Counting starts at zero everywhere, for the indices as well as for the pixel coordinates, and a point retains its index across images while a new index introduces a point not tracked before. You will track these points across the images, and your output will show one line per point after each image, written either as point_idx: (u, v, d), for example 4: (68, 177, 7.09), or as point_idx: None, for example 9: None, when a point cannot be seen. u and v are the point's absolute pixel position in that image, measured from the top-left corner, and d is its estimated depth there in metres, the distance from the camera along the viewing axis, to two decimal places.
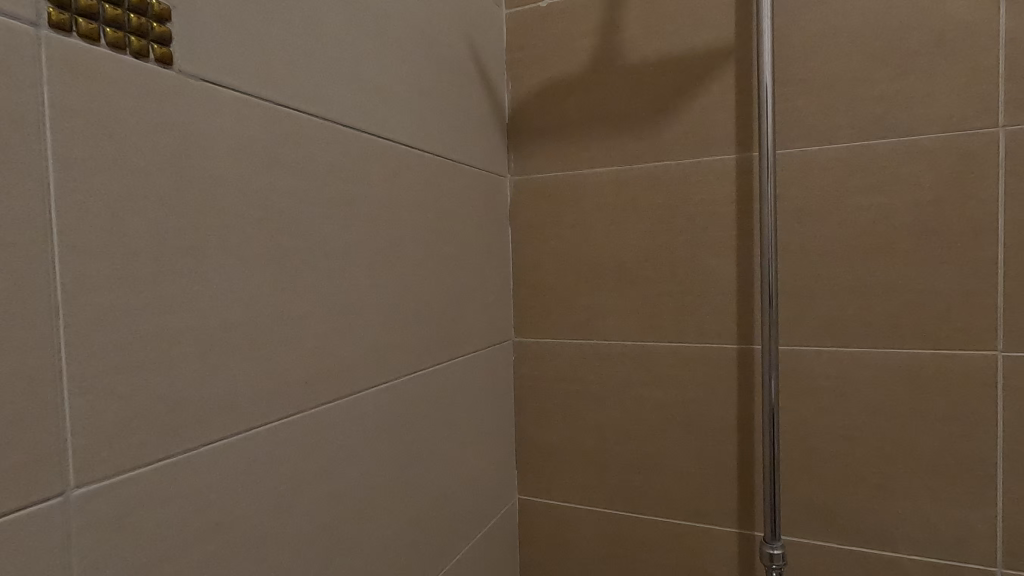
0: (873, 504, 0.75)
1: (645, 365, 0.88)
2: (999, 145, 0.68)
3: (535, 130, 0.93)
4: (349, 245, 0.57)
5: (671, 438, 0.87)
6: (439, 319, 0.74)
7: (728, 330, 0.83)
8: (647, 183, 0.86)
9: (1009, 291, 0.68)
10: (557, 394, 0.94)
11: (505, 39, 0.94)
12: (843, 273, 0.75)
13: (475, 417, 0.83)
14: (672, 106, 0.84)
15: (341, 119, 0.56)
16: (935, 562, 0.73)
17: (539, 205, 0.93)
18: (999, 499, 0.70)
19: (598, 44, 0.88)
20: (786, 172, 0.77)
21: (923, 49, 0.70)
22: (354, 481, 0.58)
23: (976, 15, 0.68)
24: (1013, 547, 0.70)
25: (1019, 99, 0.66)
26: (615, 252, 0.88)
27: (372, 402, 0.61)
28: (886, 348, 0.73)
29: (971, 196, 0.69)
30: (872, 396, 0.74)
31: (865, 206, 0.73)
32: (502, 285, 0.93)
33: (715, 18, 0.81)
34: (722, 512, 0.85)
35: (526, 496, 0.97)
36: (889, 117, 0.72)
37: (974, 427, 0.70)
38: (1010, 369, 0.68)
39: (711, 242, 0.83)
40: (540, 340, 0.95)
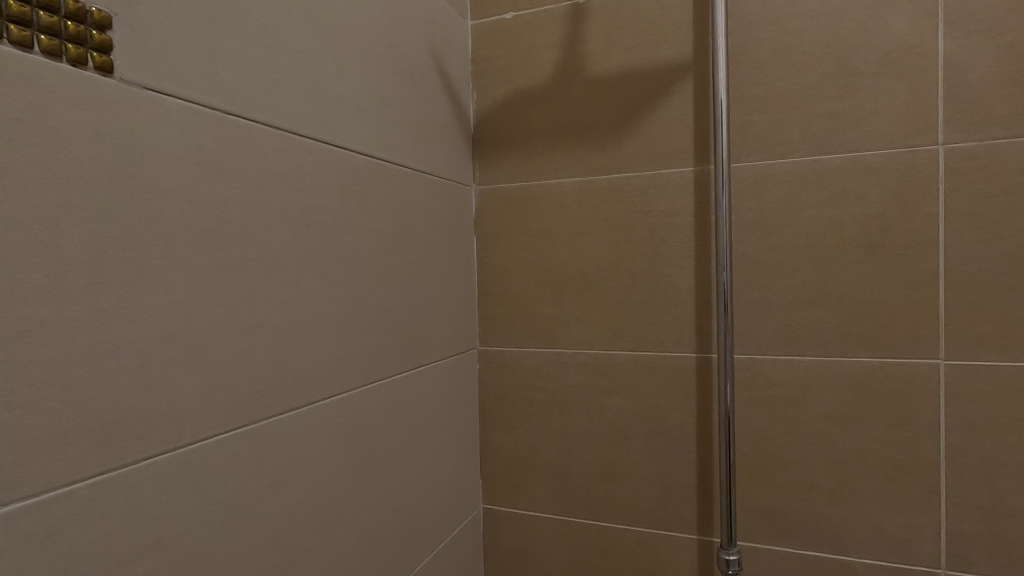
0: (826, 509, 0.77)
1: (607, 374, 0.89)
2: (939, 162, 0.70)
3: (499, 140, 0.94)
4: (303, 255, 0.57)
5: (632, 445, 0.88)
6: (399, 328, 0.74)
7: (687, 339, 0.84)
8: (609, 194, 0.87)
9: (950, 302, 0.71)
10: (521, 402, 0.94)
11: (471, 50, 0.95)
12: (796, 283, 0.77)
13: (437, 427, 0.83)
14: (633, 119, 0.86)
15: (296, 128, 0.56)
16: (884, 565, 0.75)
17: (504, 214, 0.94)
18: (943, 503, 0.72)
19: (561, 57, 0.89)
20: (742, 185, 0.79)
21: (869, 68, 0.73)
22: (307, 494, 0.58)
23: (918, 37, 0.71)
24: (956, 549, 0.72)
25: (957, 119, 0.70)
26: (579, 262, 0.89)
27: (327, 413, 0.61)
28: (837, 356, 0.76)
29: (914, 210, 0.72)
30: (824, 403, 0.76)
31: (816, 219, 0.76)
32: (467, 295, 0.93)
33: (674, 34, 0.83)
34: (682, 518, 0.86)
35: (490, 505, 0.97)
36: (838, 133, 0.74)
37: (920, 433, 0.73)
38: (952, 377, 0.71)
39: (670, 252, 0.84)
40: (504, 349, 0.95)
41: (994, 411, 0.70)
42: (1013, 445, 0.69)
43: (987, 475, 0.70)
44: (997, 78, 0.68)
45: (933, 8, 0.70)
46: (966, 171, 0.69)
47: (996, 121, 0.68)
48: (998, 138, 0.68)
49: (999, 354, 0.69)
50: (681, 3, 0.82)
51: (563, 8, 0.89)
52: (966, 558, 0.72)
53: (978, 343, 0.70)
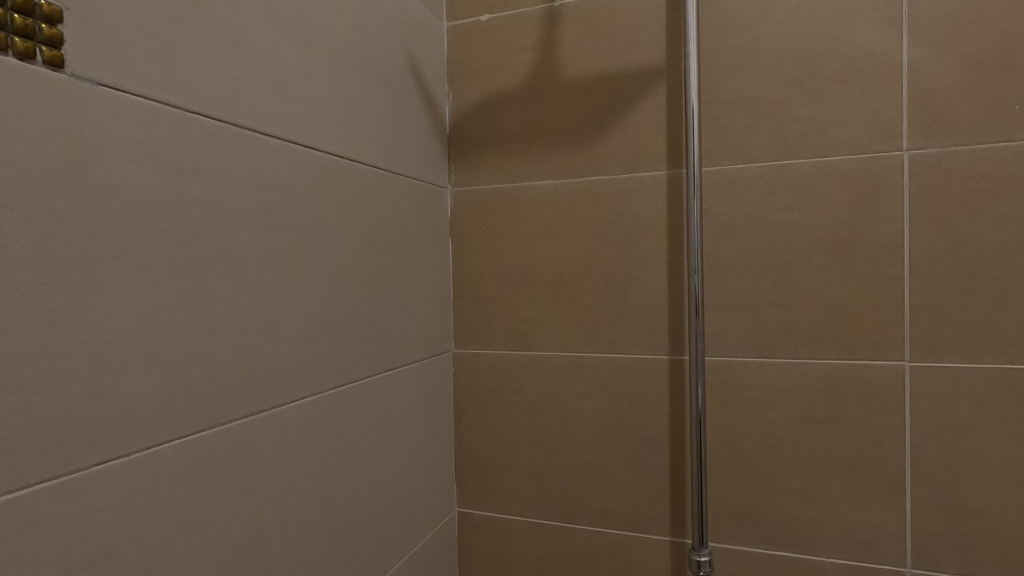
0: (795, 510, 0.78)
1: (581, 376, 0.89)
2: (904, 167, 0.72)
3: (474, 142, 0.94)
4: (269, 256, 0.56)
5: (605, 448, 0.88)
6: (369, 331, 0.73)
7: (659, 341, 0.85)
8: (583, 197, 0.88)
9: (914, 305, 0.72)
10: (496, 405, 0.94)
11: (446, 51, 0.94)
12: (766, 286, 0.78)
13: (409, 431, 0.82)
14: (607, 123, 0.86)
15: (261, 127, 0.55)
16: (852, 565, 0.76)
17: (479, 217, 0.94)
18: (908, 502, 0.74)
19: (536, 60, 0.89)
20: (713, 189, 0.80)
21: (836, 75, 0.74)
22: (272, 499, 0.57)
23: (883, 45, 0.72)
24: (921, 548, 0.73)
25: (920, 126, 0.71)
26: (553, 265, 0.89)
27: (294, 417, 0.60)
28: (805, 359, 0.77)
29: (880, 215, 0.73)
30: (793, 405, 0.77)
31: (785, 223, 0.77)
32: (441, 297, 0.93)
33: (647, 39, 0.83)
34: (655, 520, 0.86)
35: (464, 509, 0.97)
36: (806, 138, 0.76)
37: (886, 434, 0.74)
38: (916, 379, 0.72)
39: (643, 255, 0.85)
40: (479, 351, 0.95)
41: (956, 412, 0.71)
42: (974, 445, 0.71)
43: (950, 475, 0.72)
44: (958, 86, 0.69)
45: (897, 17, 0.71)
46: (929, 176, 0.71)
47: (957, 128, 0.70)
48: (959, 144, 0.70)
49: (961, 356, 0.71)
50: (653, 8, 0.83)
51: (538, 11, 0.89)
52: (930, 557, 0.73)
53: (941, 345, 0.71)
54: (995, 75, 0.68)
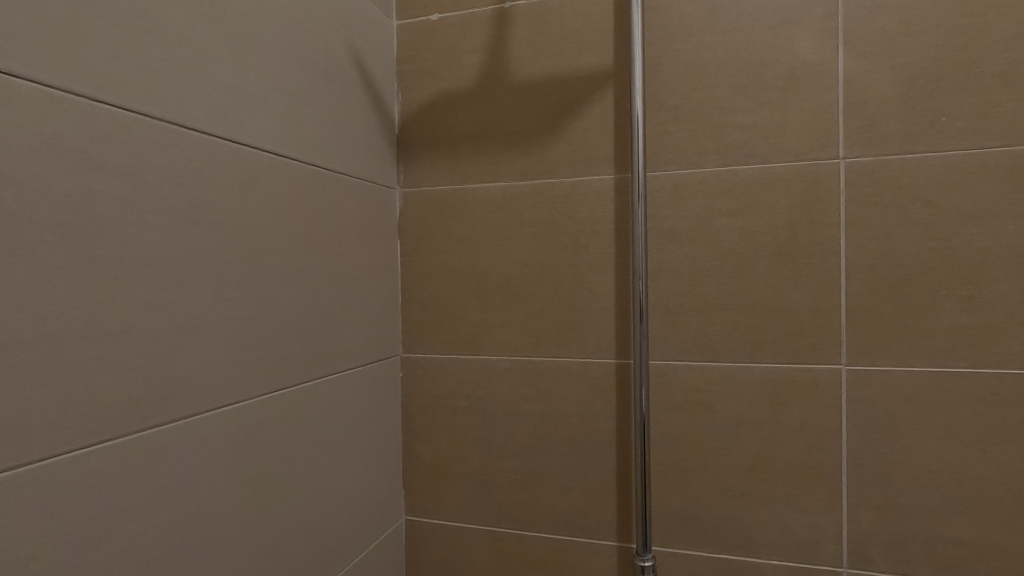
0: (739, 512, 0.79)
1: (530, 381, 0.88)
2: (840, 175, 0.74)
3: (425, 143, 0.92)
4: (191, 256, 0.53)
5: (554, 453, 0.87)
6: (307, 335, 0.70)
7: (607, 345, 0.84)
8: (532, 200, 0.87)
9: (851, 310, 0.74)
10: (444, 411, 0.92)
11: (396, 50, 0.93)
12: (710, 291, 0.79)
13: (352, 438, 0.80)
14: (557, 125, 0.86)
15: (183, 121, 0.53)
16: (792, 566, 0.77)
17: (428, 218, 0.92)
18: (844, 503, 0.75)
19: (486, 61, 0.89)
20: (659, 194, 0.80)
21: (777, 84, 0.75)
22: (193, 511, 0.54)
23: (821, 55, 0.74)
24: (857, 548, 0.75)
25: (856, 135, 0.73)
26: (502, 268, 0.89)
27: (219, 425, 0.57)
28: (748, 362, 0.77)
29: (818, 221, 0.74)
30: (736, 409, 0.78)
31: (728, 228, 0.78)
32: (388, 300, 0.91)
33: (596, 42, 0.84)
34: (603, 526, 0.85)
35: (413, 517, 0.95)
36: (748, 145, 0.77)
37: (824, 436, 0.75)
38: (853, 382, 0.74)
39: (592, 258, 0.85)
40: (428, 356, 0.93)
41: (889, 414, 0.73)
42: (907, 446, 0.73)
43: (884, 476, 0.73)
44: (890, 96, 0.72)
45: (834, 29, 0.73)
46: (864, 184, 0.73)
47: (889, 137, 0.72)
48: (891, 153, 0.72)
49: (894, 359, 0.72)
50: (602, 12, 0.83)
51: (488, 12, 0.88)
52: (865, 557, 0.74)
53: (876, 349, 0.73)
54: (924, 86, 0.70)
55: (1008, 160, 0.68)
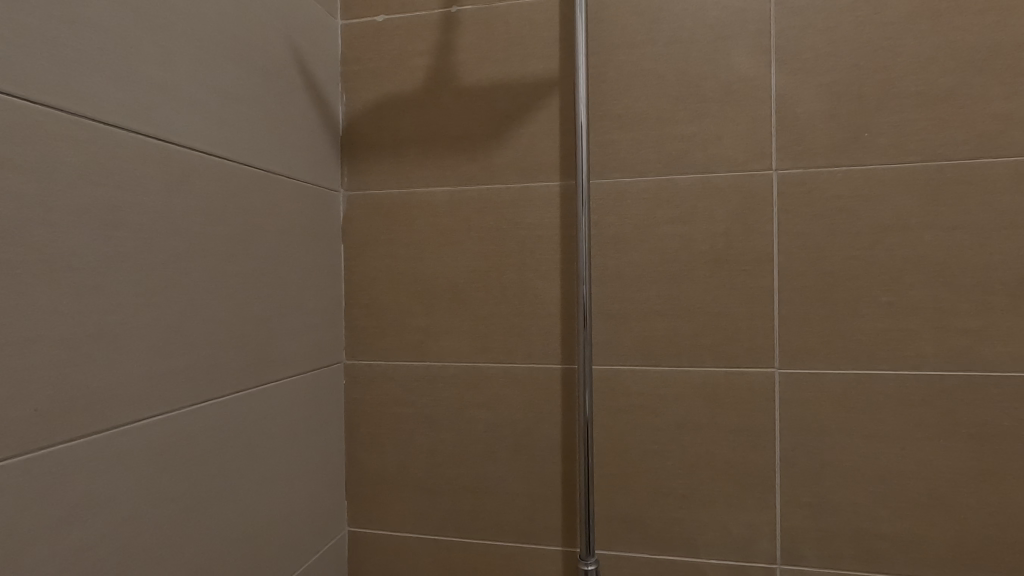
0: (679, 513, 0.80)
1: (476, 387, 0.87)
2: (774, 186, 0.77)
3: (370, 145, 0.91)
4: (108, 259, 0.50)
5: (500, 460, 0.87)
6: (242, 342, 0.67)
7: (553, 351, 0.85)
8: (479, 205, 0.87)
9: (784, 315, 0.77)
10: (389, 419, 0.90)
11: (340, 50, 0.91)
12: (652, 297, 0.80)
13: (291, 449, 0.77)
14: (503, 131, 0.86)
15: (101, 116, 0.50)
16: (730, 565, 0.79)
17: (373, 222, 0.90)
18: (778, 501, 0.78)
19: (433, 65, 0.88)
20: (603, 202, 0.82)
21: (715, 96, 0.78)
22: (110, 530, 0.51)
23: (755, 71, 0.77)
24: (790, 545, 0.77)
25: (788, 148, 0.76)
26: (449, 273, 0.88)
27: (140, 438, 0.54)
28: (688, 366, 0.79)
29: (753, 230, 0.77)
30: (677, 412, 0.80)
31: (669, 235, 0.80)
32: (331, 306, 0.88)
33: (542, 50, 0.84)
34: (549, 531, 0.86)
35: (356, 528, 0.92)
36: (688, 155, 0.79)
37: (759, 437, 0.78)
38: (785, 385, 0.77)
39: (538, 264, 0.85)
40: (373, 363, 0.91)
41: (819, 415, 0.76)
42: (835, 446, 0.76)
43: (814, 474, 0.77)
44: (818, 112, 0.75)
45: (767, 46, 0.76)
46: (794, 195, 0.76)
47: (818, 151, 0.75)
48: (820, 167, 0.75)
49: (823, 363, 0.76)
50: (548, 20, 0.84)
51: (435, 16, 0.88)
52: (797, 553, 0.77)
53: (806, 353, 0.76)
54: (849, 104, 0.74)
55: (924, 175, 0.73)
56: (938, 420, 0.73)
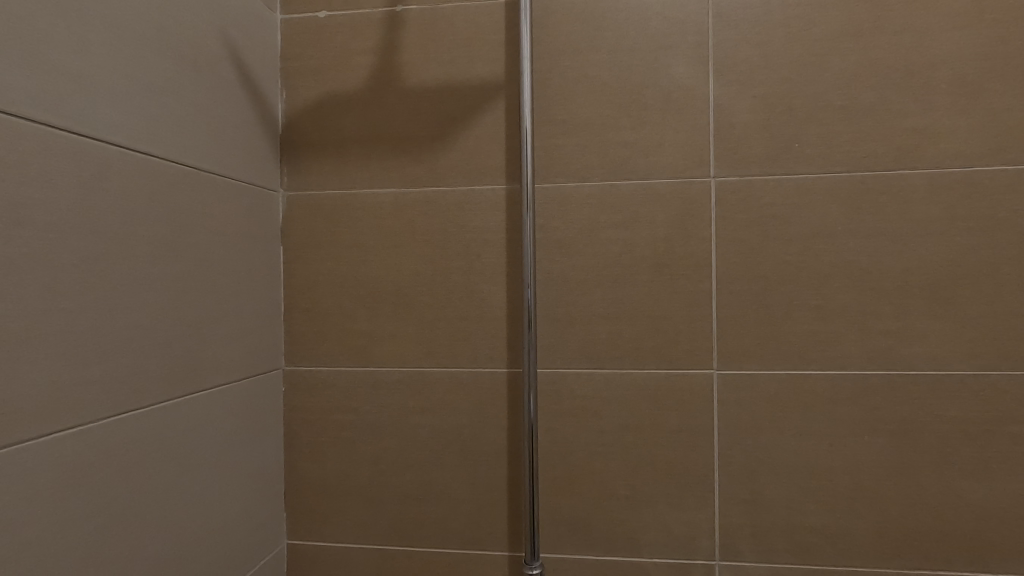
0: (623, 514, 0.81)
1: (421, 393, 0.86)
2: (712, 193, 0.79)
3: (311, 145, 0.88)
4: (11, 261, 0.47)
5: (445, 465, 0.86)
6: (168, 349, 0.64)
7: (499, 355, 0.84)
8: (424, 207, 0.85)
9: (722, 318, 0.79)
10: (330, 427, 0.88)
11: (280, 45, 0.88)
12: (596, 300, 0.81)
13: (223, 460, 0.74)
14: (449, 133, 0.85)
15: (5, 106, 0.46)
16: (671, 563, 0.81)
17: (314, 223, 0.88)
18: (716, 499, 0.80)
19: (377, 64, 0.86)
20: (548, 206, 0.82)
21: (656, 104, 0.80)
22: (12, 554, 0.47)
23: (694, 81, 0.79)
24: (728, 542, 0.80)
25: (725, 156, 0.79)
26: (393, 276, 0.86)
27: (48, 454, 0.50)
28: (631, 369, 0.81)
29: (692, 235, 0.79)
30: (621, 414, 0.81)
31: (613, 240, 0.81)
32: (268, 310, 0.85)
33: (488, 53, 0.84)
34: (495, 536, 0.85)
35: (295, 541, 0.89)
36: (631, 162, 0.80)
37: (698, 437, 0.80)
38: (723, 385, 0.79)
39: (484, 267, 0.84)
40: (313, 369, 0.88)
41: (754, 414, 0.79)
42: (770, 444, 0.79)
43: (750, 471, 0.79)
44: (753, 123, 0.78)
45: (705, 57, 0.79)
46: (731, 202, 0.79)
47: (752, 160, 0.78)
48: (754, 175, 0.78)
49: (757, 364, 0.79)
50: (493, 24, 0.84)
51: (379, 14, 0.86)
52: (734, 548, 0.80)
53: (742, 354, 0.79)
54: (780, 115, 0.78)
55: (848, 185, 0.77)
56: (862, 417, 0.77)
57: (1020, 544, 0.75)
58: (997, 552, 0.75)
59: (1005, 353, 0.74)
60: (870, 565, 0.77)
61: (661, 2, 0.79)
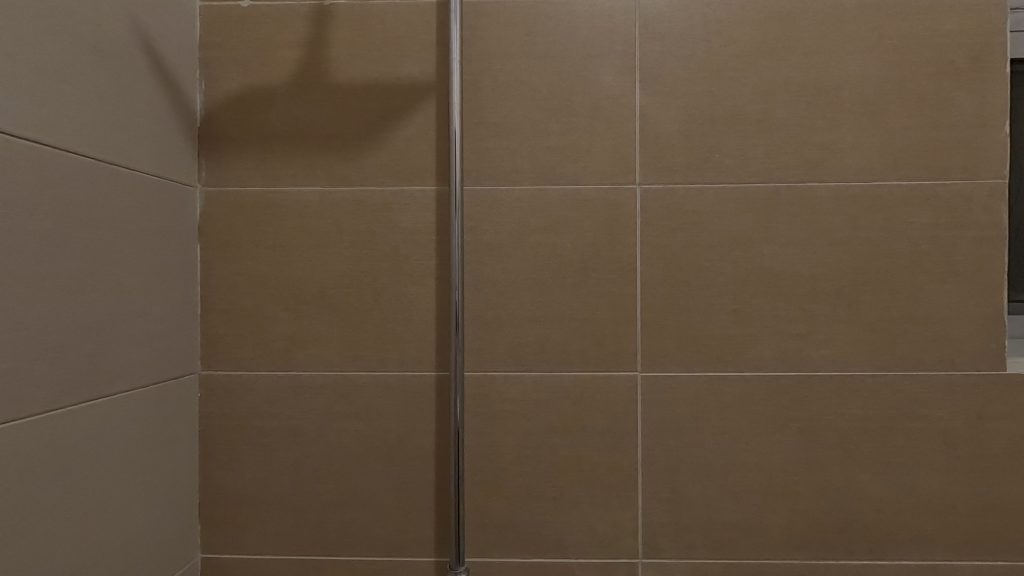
0: (549, 516, 0.82)
1: (346, 397, 0.83)
2: (637, 199, 0.81)
3: (232, 139, 0.84)
4: None
5: (371, 471, 0.84)
6: (59, 354, 0.59)
7: (427, 358, 0.83)
8: (351, 207, 0.83)
9: (646, 322, 0.81)
10: (250, 434, 0.84)
11: (199, 33, 0.84)
12: (524, 303, 0.82)
13: (125, 470, 0.69)
14: (378, 133, 0.83)
15: None
16: (596, 563, 0.82)
17: (234, 221, 0.84)
18: (639, 498, 0.82)
19: (304, 58, 0.84)
20: (477, 208, 0.82)
21: (584, 111, 0.81)
22: None
23: (621, 89, 0.81)
24: (650, 539, 0.82)
25: (650, 165, 0.81)
26: (318, 277, 0.84)
27: None
28: (558, 371, 0.82)
29: (618, 241, 0.81)
30: (548, 416, 0.82)
31: (542, 244, 0.81)
32: (181, 312, 0.80)
33: (419, 52, 0.83)
34: (421, 542, 0.84)
35: (210, 554, 0.84)
36: (560, 167, 0.81)
37: (623, 437, 0.82)
38: (646, 387, 0.81)
39: (412, 269, 0.83)
40: (231, 373, 0.84)
41: (676, 415, 0.81)
42: (689, 443, 0.81)
43: (670, 470, 0.82)
44: (676, 133, 0.81)
45: (632, 67, 0.81)
46: (655, 209, 0.81)
47: (675, 169, 0.81)
48: (677, 183, 0.81)
49: (678, 366, 0.81)
50: (424, 23, 0.83)
51: (306, 7, 0.83)
52: (656, 546, 0.82)
53: (664, 356, 0.81)
54: (702, 126, 0.81)
55: (763, 195, 0.80)
56: (774, 416, 0.81)
57: (913, 532, 0.81)
58: (892, 540, 0.81)
59: (900, 355, 0.80)
60: (781, 558, 0.81)
61: (590, 11, 0.81)
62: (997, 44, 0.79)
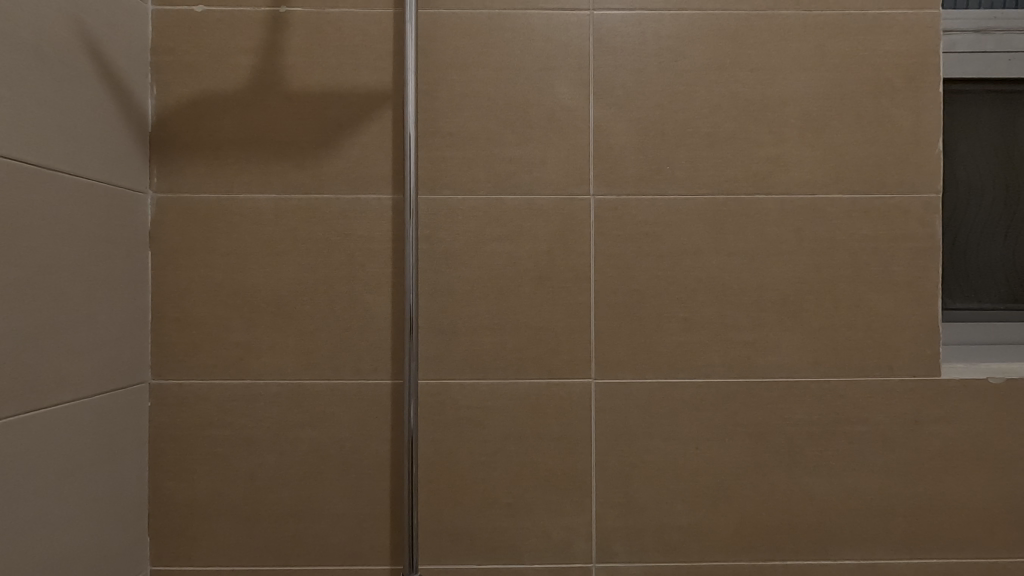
0: (505, 522, 0.83)
1: (301, 406, 0.83)
2: (591, 210, 0.83)
3: (185, 145, 0.83)
4: None
5: (326, 479, 0.83)
6: None
7: (383, 366, 0.83)
8: (307, 214, 0.83)
9: (600, 330, 0.83)
10: (202, 443, 0.83)
11: (150, 38, 0.82)
12: (480, 311, 0.82)
13: (69, 481, 0.68)
14: (333, 141, 0.83)
15: None
16: (551, 567, 0.83)
17: (187, 229, 0.83)
18: (593, 504, 0.83)
19: (259, 65, 0.83)
20: (433, 217, 0.82)
21: (539, 122, 0.82)
22: None
23: (576, 101, 0.83)
24: (604, 543, 0.83)
25: (604, 176, 0.83)
26: (273, 285, 0.83)
27: None
28: (514, 378, 0.82)
29: (573, 250, 0.83)
30: (503, 423, 0.83)
31: (497, 253, 0.82)
32: (130, 320, 0.79)
33: (375, 61, 0.83)
34: (377, 550, 0.84)
35: (160, 566, 0.83)
36: (515, 177, 0.82)
37: (577, 444, 0.83)
38: (600, 394, 0.83)
39: (369, 277, 0.83)
40: (183, 382, 0.83)
41: (628, 421, 0.83)
42: (642, 448, 0.83)
43: (623, 475, 0.83)
44: (629, 144, 0.83)
45: (586, 80, 0.82)
46: (608, 219, 0.83)
47: (628, 180, 0.83)
48: (629, 194, 0.83)
49: (631, 373, 0.83)
50: (381, 32, 0.83)
51: (261, 14, 0.83)
52: (610, 550, 0.83)
53: (617, 364, 0.83)
54: (653, 139, 0.83)
55: (712, 207, 0.83)
56: (724, 421, 0.83)
57: (856, 532, 0.84)
58: (836, 540, 0.84)
59: (842, 362, 0.83)
60: (730, 559, 0.83)
61: (545, 23, 0.82)
62: (932, 65, 0.82)
